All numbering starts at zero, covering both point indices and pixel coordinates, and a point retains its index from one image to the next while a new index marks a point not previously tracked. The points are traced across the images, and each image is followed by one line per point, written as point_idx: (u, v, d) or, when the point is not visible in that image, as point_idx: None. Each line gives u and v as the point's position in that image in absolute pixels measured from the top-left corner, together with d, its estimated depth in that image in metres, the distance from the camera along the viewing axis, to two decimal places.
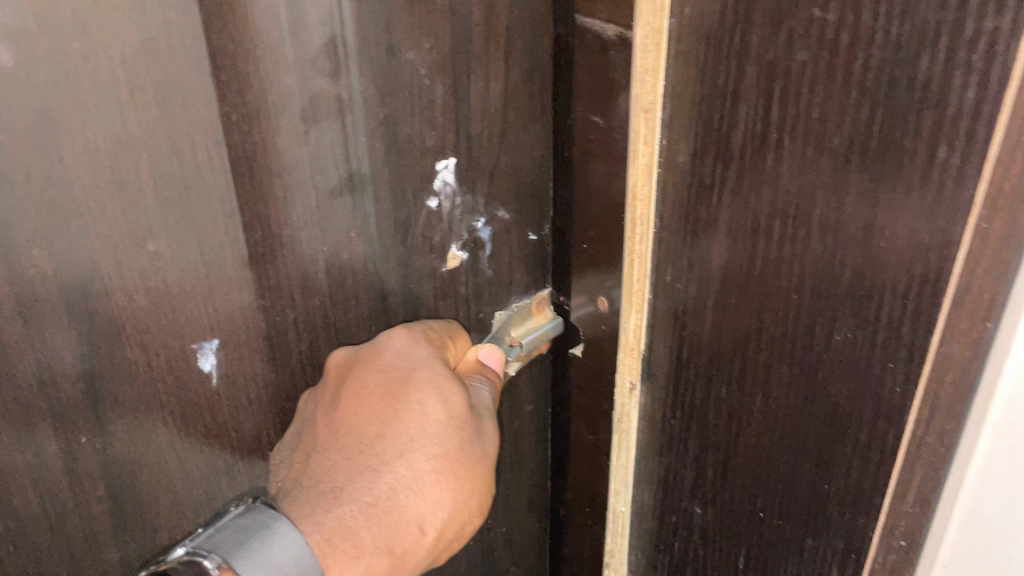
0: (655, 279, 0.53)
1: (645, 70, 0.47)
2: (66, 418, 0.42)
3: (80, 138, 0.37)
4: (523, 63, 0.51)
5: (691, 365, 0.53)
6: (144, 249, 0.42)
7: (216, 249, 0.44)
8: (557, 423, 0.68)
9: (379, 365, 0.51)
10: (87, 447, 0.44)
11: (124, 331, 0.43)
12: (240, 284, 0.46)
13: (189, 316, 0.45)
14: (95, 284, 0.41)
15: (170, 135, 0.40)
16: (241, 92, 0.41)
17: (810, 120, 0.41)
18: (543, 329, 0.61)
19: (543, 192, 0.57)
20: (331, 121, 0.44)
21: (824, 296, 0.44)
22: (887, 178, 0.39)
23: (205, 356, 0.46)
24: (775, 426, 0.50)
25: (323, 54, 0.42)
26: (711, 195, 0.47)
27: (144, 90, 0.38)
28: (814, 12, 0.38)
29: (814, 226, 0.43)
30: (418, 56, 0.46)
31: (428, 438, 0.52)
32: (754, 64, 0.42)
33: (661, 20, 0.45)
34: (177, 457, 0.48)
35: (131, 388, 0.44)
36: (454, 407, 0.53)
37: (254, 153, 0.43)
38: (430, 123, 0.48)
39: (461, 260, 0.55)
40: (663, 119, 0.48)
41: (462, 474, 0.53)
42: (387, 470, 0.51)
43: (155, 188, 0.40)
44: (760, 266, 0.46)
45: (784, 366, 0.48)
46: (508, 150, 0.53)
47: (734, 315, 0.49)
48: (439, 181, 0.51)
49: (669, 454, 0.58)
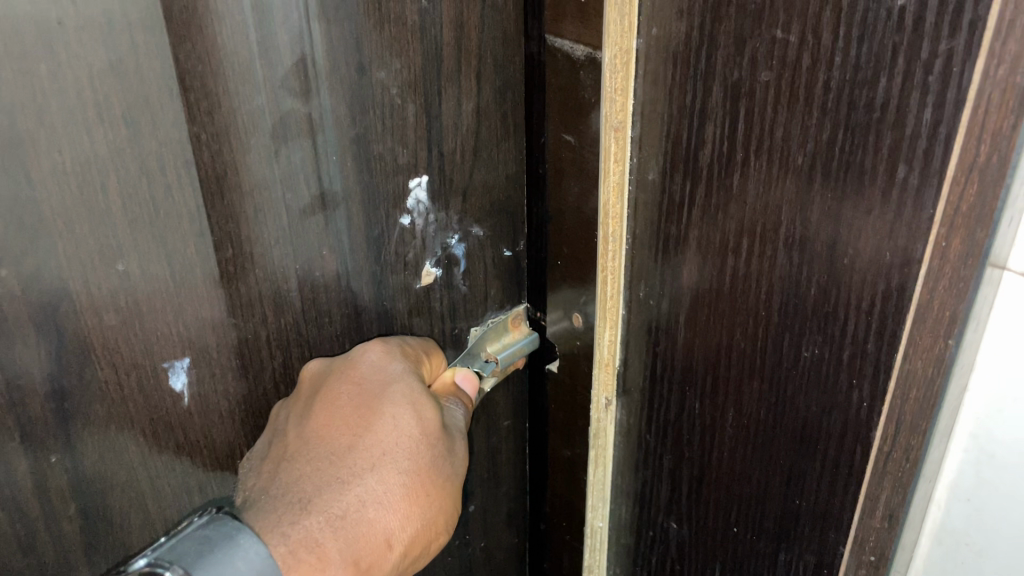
0: (628, 295, 0.54)
1: (614, 90, 0.47)
2: (36, 437, 0.43)
3: (48, 159, 0.38)
4: (494, 82, 0.52)
5: (665, 379, 0.54)
6: (114, 268, 0.42)
7: (186, 268, 0.44)
8: (534, 438, 0.68)
9: (355, 378, 0.51)
10: (57, 466, 0.44)
11: (93, 350, 0.43)
12: (211, 302, 0.46)
13: (160, 335, 0.45)
14: (64, 303, 0.41)
15: (138, 154, 0.40)
16: (211, 112, 0.41)
17: (775, 139, 0.41)
18: (519, 345, 0.61)
19: (517, 209, 0.58)
20: (302, 140, 0.45)
21: (791, 312, 0.44)
22: (849, 197, 0.39)
23: (177, 374, 0.47)
24: (748, 441, 0.50)
25: (293, 74, 0.43)
26: (681, 213, 0.48)
27: (112, 110, 0.39)
28: (775, 33, 0.39)
29: (780, 244, 0.43)
30: (388, 76, 0.46)
31: (401, 453, 0.52)
32: (719, 84, 0.43)
33: (629, 41, 0.46)
34: (148, 474, 0.48)
35: (102, 407, 0.44)
36: (428, 423, 0.53)
37: (225, 171, 0.43)
38: (401, 141, 0.49)
39: (435, 277, 0.55)
40: (634, 137, 0.49)
41: (434, 491, 0.53)
42: (358, 482, 0.50)
43: (124, 207, 0.41)
44: (729, 282, 0.47)
45: (754, 381, 0.48)
46: (481, 167, 0.54)
47: (705, 330, 0.49)
48: (412, 199, 0.51)
49: (645, 469, 0.59)
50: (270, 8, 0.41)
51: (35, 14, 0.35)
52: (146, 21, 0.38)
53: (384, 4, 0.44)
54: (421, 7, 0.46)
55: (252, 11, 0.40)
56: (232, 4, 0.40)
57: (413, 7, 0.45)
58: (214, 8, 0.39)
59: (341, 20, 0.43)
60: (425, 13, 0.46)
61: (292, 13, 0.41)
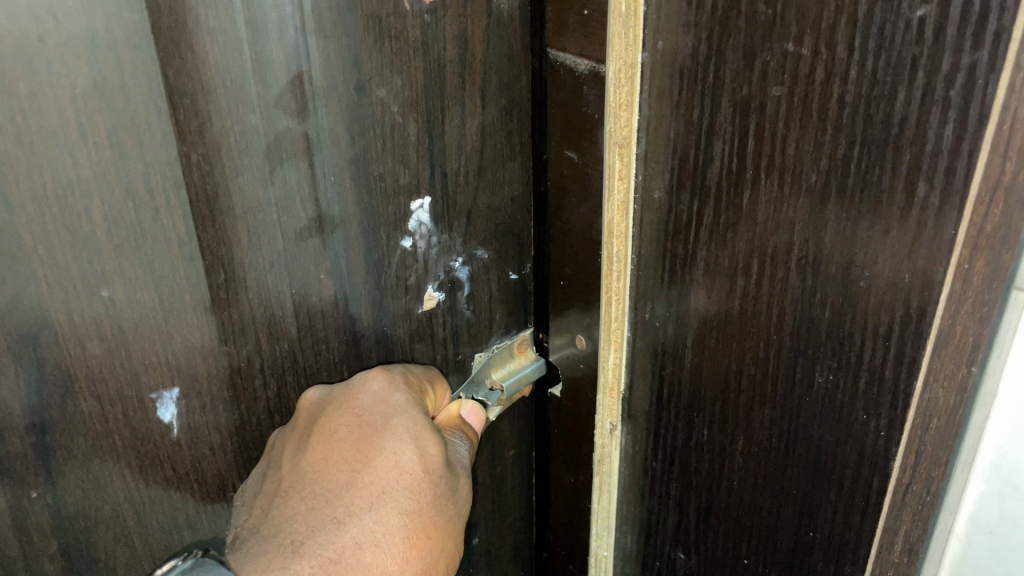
0: (633, 316, 0.52)
1: (618, 106, 0.46)
2: (15, 473, 0.41)
3: (27, 181, 0.36)
4: (500, 99, 0.50)
5: (672, 405, 0.52)
6: (98, 295, 0.40)
7: (175, 294, 0.42)
8: (540, 466, 0.66)
9: (355, 410, 0.50)
10: (38, 503, 0.42)
11: (76, 381, 0.41)
12: (201, 329, 0.44)
13: (147, 364, 0.43)
14: (45, 332, 0.39)
15: (124, 176, 0.39)
16: (201, 131, 0.40)
17: (786, 155, 0.40)
18: (525, 371, 0.60)
19: (523, 232, 0.56)
20: (298, 160, 0.43)
21: (804, 336, 0.43)
22: (864, 217, 0.38)
23: (165, 406, 0.45)
24: (759, 471, 0.48)
25: (289, 92, 0.41)
26: (688, 232, 0.46)
27: (96, 130, 0.37)
28: (787, 46, 0.38)
29: (793, 265, 0.42)
30: (389, 94, 0.45)
31: (402, 491, 0.50)
32: (728, 100, 0.41)
33: (634, 54, 0.45)
34: (135, 510, 0.46)
35: (85, 441, 0.42)
36: (430, 460, 0.51)
37: (215, 194, 0.41)
38: (403, 161, 0.47)
39: (438, 301, 0.54)
40: (639, 154, 0.47)
41: (435, 533, 0.51)
42: (354, 523, 0.49)
43: (109, 231, 0.39)
44: (739, 304, 0.45)
45: (764, 408, 0.46)
46: (485, 188, 0.52)
47: (713, 355, 0.48)
48: (414, 221, 0.50)
49: (651, 497, 0.57)
50: (264, 23, 0.39)
51: (13, 30, 0.33)
52: (133, 38, 0.36)
53: (385, 19, 0.43)
54: (423, 22, 0.44)
55: (246, 27, 0.39)
56: (224, 19, 0.38)
57: (415, 22, 0.44)
58: (205, 23, 0.38)
59: (340, 36, 0.42)
60: (427, 28, 0.44)
61: (288, 29, 0.40)
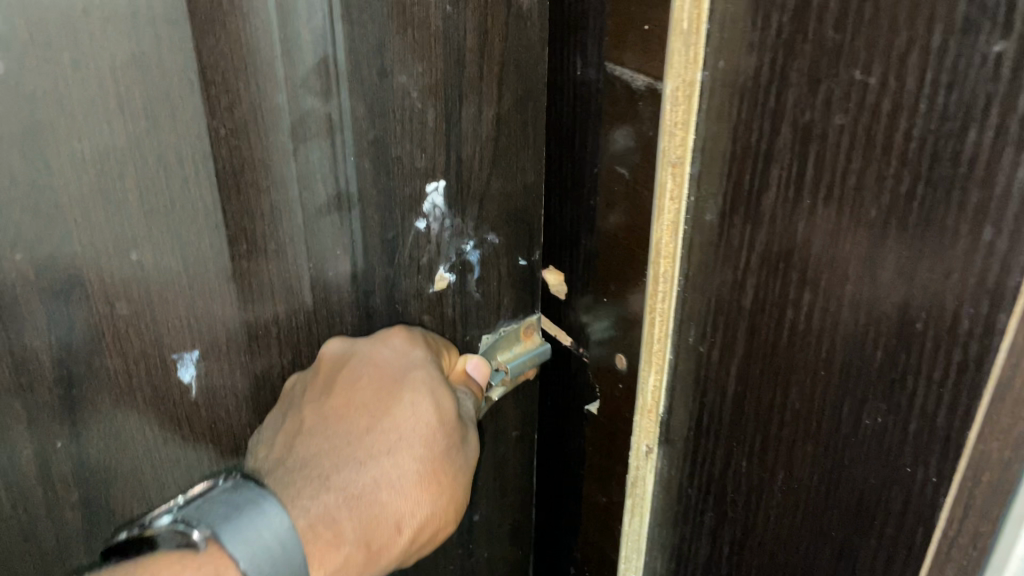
0: (677, 339, 0.50)
1: (674, 124, 0.45)
2: (40, 423, 0.45)
3: (67, 147, 0.40)
4: (517, 91, 0.53)
5: (712, 433, 0.50)
6: (128, 257, 0.44)
7: (199, 260, 0.46)
8: (547, 452, 0.68)
9: (376, 362, 0.53)
10: (61, 452, 0.47)
11: (104, 338, 0.45)
12: (224, 295, 0.48)
13: (170, 326, 0.47)
14: (77, 287, 0.43)
15: (156, 149, 0.42)
16: (230, 108, 0.43)
17: (846, 187, 0.38)
18: (532, 355, 0.62)
19: (534, 219, 0.59)
20: (321, 140, 0.47)
21: (852, 375, 0.41)
22: (926, 257, 0.36)
23: (185, 367, 0.49)
24: (798, 509, 0.46)
25: (315, 74, 0.44)
26: (738, 258, 0.45)
27: (132, 103, 0.40)
28: (854, 74, 0.36)
29: (846, 301, 0.40)
30: (409, 79, 0.48)
31: (416, 439, 0.53)
32: (789, 126, 0.40)
33: (694, 73, 0.43)
34: (151, 466, 0.51)
35: (108, 397, 0.47)
36: (443, 411, 0.54)
37: (241, 168, 0.45)
38: (420, 144, 0.50)
39: (449, 282, 0.57)
40: (692, 174, 0.46)
41: (445, 479, 0.54)
42: (374, 464, 0.52)
43: (141, 199, 0.43)
44: (787, 335, 0.44)
45: (807, 446, 0.44)
46: (499, 175, 0.55)
47: (758, 386, 0.46)
48: (428, 204, 0.53)
49: (683, 524, 0.55)
50: (295, 5, 0.42)
51: (60, 7, 0.37)
52: (170, 19, 0.40)
53: (408, 9, 0.46)
54: (444, 13, 0.47)
55: (276, 10, 0.42)
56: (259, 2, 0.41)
57: (437, 12, 0.47)
58: (239, 7, 0.41)
59: (365, 21, 0.44)
60: (448, 18, 0.47)
61: (317, 14, 0.43)
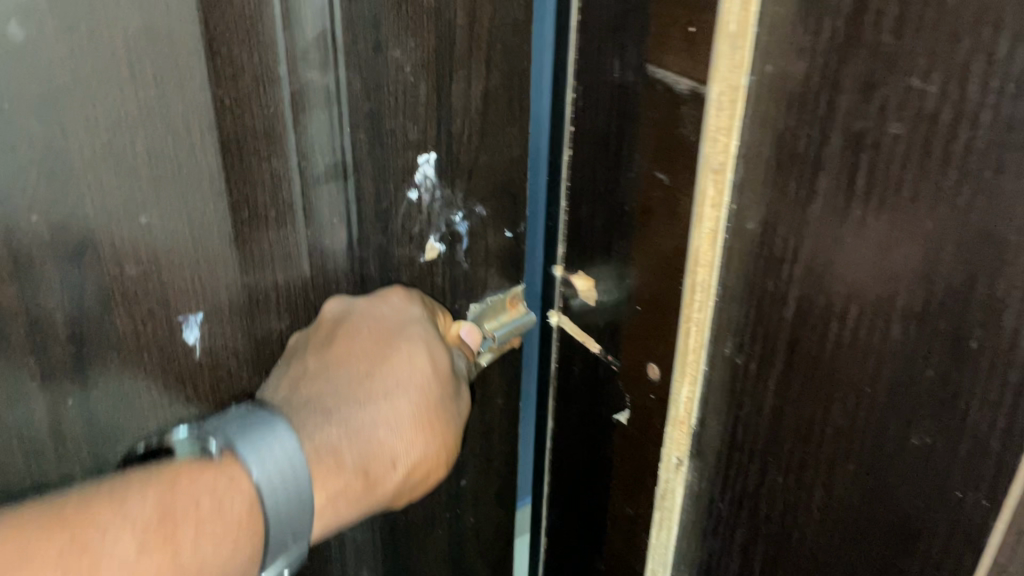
0: (712, 350, 0.49)
1: (717, 129, 0.44)
2: (53, 379, 0.46)
3: (82, 113, 0.40)
4: (502, 67, 0.54)
5: (746, 447, 0.49)
6: (137, 221, 0.44)
7: (204, 226, 0.46)
8: (561, 447, 0.68)
9: (377, 315, 0.53)
10: (72, 408, 0.47)
11: (113, 301, 0.45)
12: (226, 262, 0.48)
13: (177, 289, 0.47)
14: (88, 250, 0.43)
15: (165, 116, 0.42)
16: (235, 78, 0.44)
17: (900, 197, 0.37)
18: (515, 323, 0.63)
19: (519, 192, 0.59)
20: (320, 110, 0.47)
21: (900, 393, 0.39)
22: (982, 273, 0.34)
23: (190, 329, 0.49)
24: (836, 527, 0.45)
25: (315, 47, 0.45)
26: (781, 268, 0.43)
27: (144, 71, 0.41)
28: (912, 81, 0.35)
29: (896, 316, 0.39)
30: (403, 54, 0.49)
31: (413, 385, 0.52)
32: (840, 133, 0.38)
33: (739, 77, 0.42)
34: (160, 424, 0.51)
35: (117, 356, 0.47)
36: (440, 363, 0.54)
37: (244, 136, 0.45)
38: (413, 117, 0.51)
39: (439, 252, 0.57)
40: (733, 181, 0.44)
41: (439, 426, 0.53)
42: (370, 406, 0.51)
43: (150, 163, 0.43)
44: (831, 349, 0.42)
45: (848, 463, 0.43)
46: (485, 148, 0.56)
47: (797, 401, 0.45)
48: (420, 174, 0.53)
49: (713, 538, 0.54)
50: None
51: None
52: None
53: None
54: None
55: None
56: None
57: None
58: None
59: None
60: None
61: None
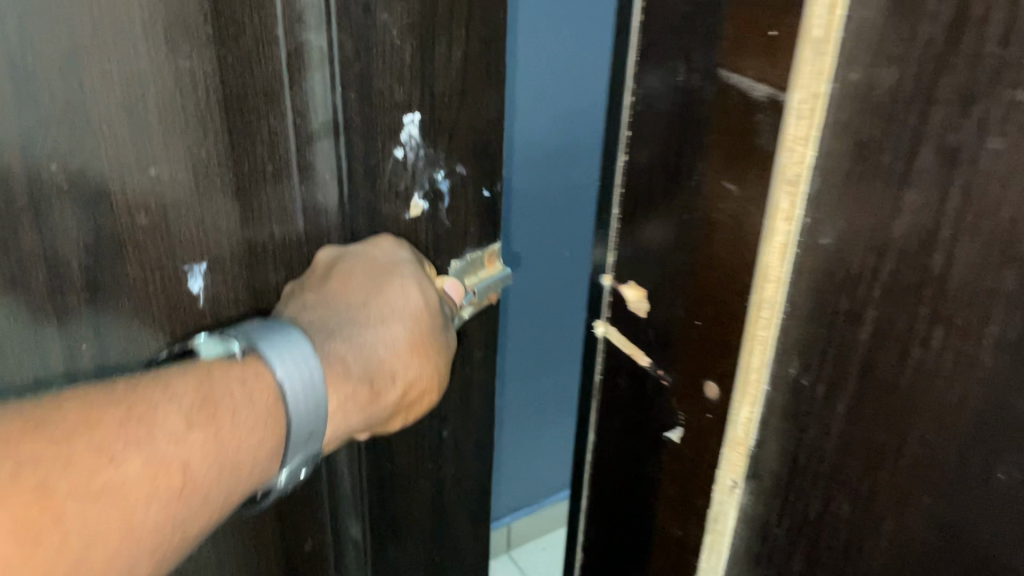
0: (776, 369, 0.47)
1: (795, 138, 0.41)
2: (69, 321, 0.54)
3: (98, 66, 0.47)
4: (480, 31, 0.59)
5: (808, 473, 0.47)
6: (147, 172, 0.52)
7: (208, 182, 0.54)
8: (600, 457, 0.66)
9: (369, 258, 0.59)
10: (84, 350, 0.55)
11: (123, 242, 0.53)
12: (226, 214, 0.56)
13: (183, 237, 0.55)
14: (105, 194, 0.51)
15: (172, 75, 0.50)
16: (236, 38, 0.51)
17: (998, 218, 0.34)
18: (493, 279, 0.71)
19: (494, 153, 0.65)
20: (318, 71, 0.54)
21: (987, 424, 0.37)
22: None
23: (194, 278, 0.57)
24: (904, 559, 0.43)
25: (315, 10, 0.52)
26: (857, 287, 0.41)
27: (154, 29, 0.48)
28: (1017, 94, 0.32)
29: (987, 343, 0.36)
30: (392, 18, 0.54)
31: (407, 315, 0.59)
32: (932, 147, 0.36)
33: (821, 84, 0.40)
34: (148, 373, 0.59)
35: (128, 298, 0.55)
36: (428, 298, 0.61)
37: (243, 97, 0.53)
38: (399, 79, 0.56)
39: (422, 209, 0.63)
40: (809, 194, 0.42)
41: (430, 350, 0.60)
42: (370, 331, 0.58)
43: (160, 117, 0.50)
44: (911, 374, 0.40)
45: (923, 495, 0.41)
46: (466, 111, 0.61)
47: (870, 428, 0.42)
48: (406, 134, 0.59)
49: (765, 563, 0.52)
50: None
51: None
52: None
53: None
54: None
55: None
56: None
57: None
58: None
59: None
60: None
61: None
